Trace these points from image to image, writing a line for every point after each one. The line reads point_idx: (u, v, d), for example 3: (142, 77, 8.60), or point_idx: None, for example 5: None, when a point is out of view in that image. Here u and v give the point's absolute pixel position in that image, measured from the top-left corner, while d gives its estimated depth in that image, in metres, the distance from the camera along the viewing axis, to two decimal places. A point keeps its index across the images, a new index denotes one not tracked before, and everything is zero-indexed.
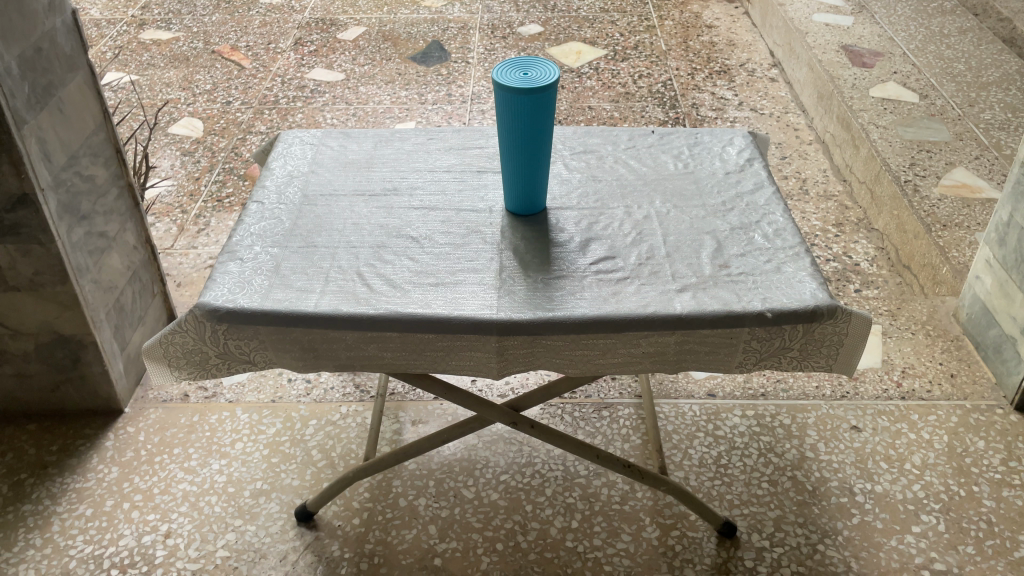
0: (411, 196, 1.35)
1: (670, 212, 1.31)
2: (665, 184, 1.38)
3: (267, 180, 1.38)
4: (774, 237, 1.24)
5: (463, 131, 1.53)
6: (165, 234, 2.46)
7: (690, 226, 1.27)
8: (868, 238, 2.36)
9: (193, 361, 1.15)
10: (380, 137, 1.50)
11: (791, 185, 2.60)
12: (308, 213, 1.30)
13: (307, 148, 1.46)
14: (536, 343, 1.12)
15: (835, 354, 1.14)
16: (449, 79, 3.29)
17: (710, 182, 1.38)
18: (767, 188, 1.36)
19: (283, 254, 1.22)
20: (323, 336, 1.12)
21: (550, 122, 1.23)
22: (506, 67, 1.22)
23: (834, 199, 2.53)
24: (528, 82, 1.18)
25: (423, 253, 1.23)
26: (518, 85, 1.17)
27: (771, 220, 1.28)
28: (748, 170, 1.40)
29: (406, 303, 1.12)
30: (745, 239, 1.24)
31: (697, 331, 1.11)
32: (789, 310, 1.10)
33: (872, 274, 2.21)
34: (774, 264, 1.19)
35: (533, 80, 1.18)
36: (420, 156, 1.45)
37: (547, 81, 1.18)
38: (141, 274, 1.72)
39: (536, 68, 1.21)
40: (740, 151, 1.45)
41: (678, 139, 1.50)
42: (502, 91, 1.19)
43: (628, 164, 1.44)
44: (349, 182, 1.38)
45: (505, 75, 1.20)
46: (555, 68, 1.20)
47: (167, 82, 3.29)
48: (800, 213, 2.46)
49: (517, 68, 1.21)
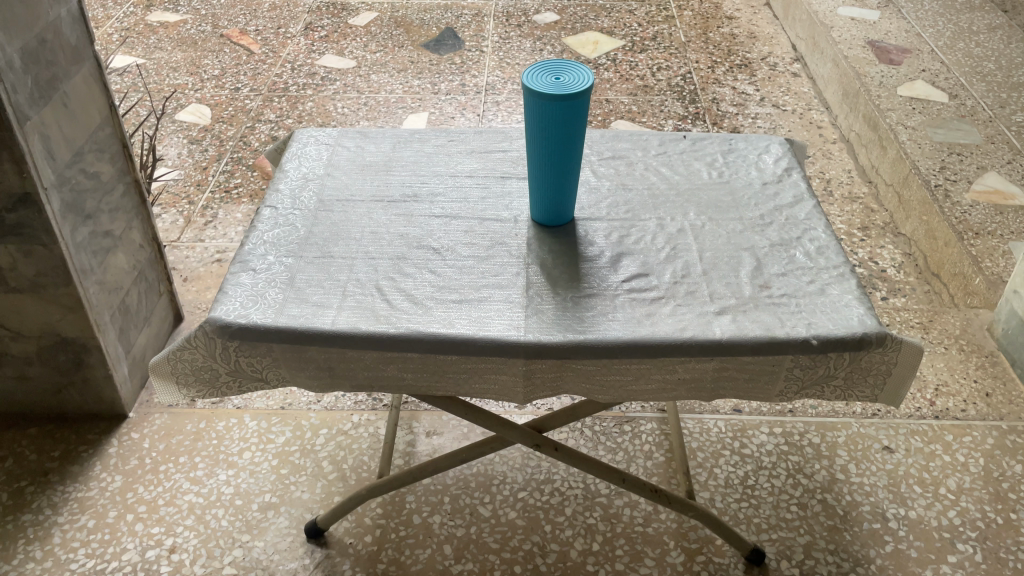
0: (433, 203, 1.28)
1: (706, 225, 1.24)
2: (699, 194, 1.31)
3: (280, 184, 1.31)
4: (817, 256, 1.18)
5: (486, 133, 1.46)
6: (171, 225, 2.40)
7: (728, 242, 1.21)
8: (895, 243, 2.29)
9: (203, 379, 1.09)
10: (398, 139, 1.44)
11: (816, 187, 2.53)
12: (324, 220, 1.24)
13: (323, 149, 1.40)
14: (566, 367, 1.05)
15: (882, 384, 1.08)
16: (463, 69, 3.21)
17: (746, 193, 1.31)
18: (808, 201, 1.29)
19: (298, 265, 1.15)
20: (340, 355, 1.06)
21: (582, 130, 1.16)
22: (537, 71, 1.15)
23: (859, 202, 2.46)
24: (559, 88, 1.11)
25: (446, 266, 1.16)
26: (548, 91, 1.10)
27: (813, 237, 1.21)
28: (786, 180, 1.33)
29: (429, 322, 1.06)
30: (785, 257, 1.18)
31: (737, 358, 1.05)
32: (835, 337, 1.04)
33: (899, 281, 2.15)
34: (817, 285, 1.13)
35: (565, 87, 1.11)
36: (441, 159, 1.39)
37: (581, 87, 1.10)
38: (147, 273, 1.66)
39: (569, 72, 1.14)
40: (777, 161, 1.38)
41: (711, 145, 1.43)
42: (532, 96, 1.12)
43: (660, 172, 1.37)
44: (367, 187, 1.32)
45: (536, 79, 1.13)
46: (589, 74, 1.13)
47: (174, 67, 3.21)
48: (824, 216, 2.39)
49: (548, 72, 1.14)
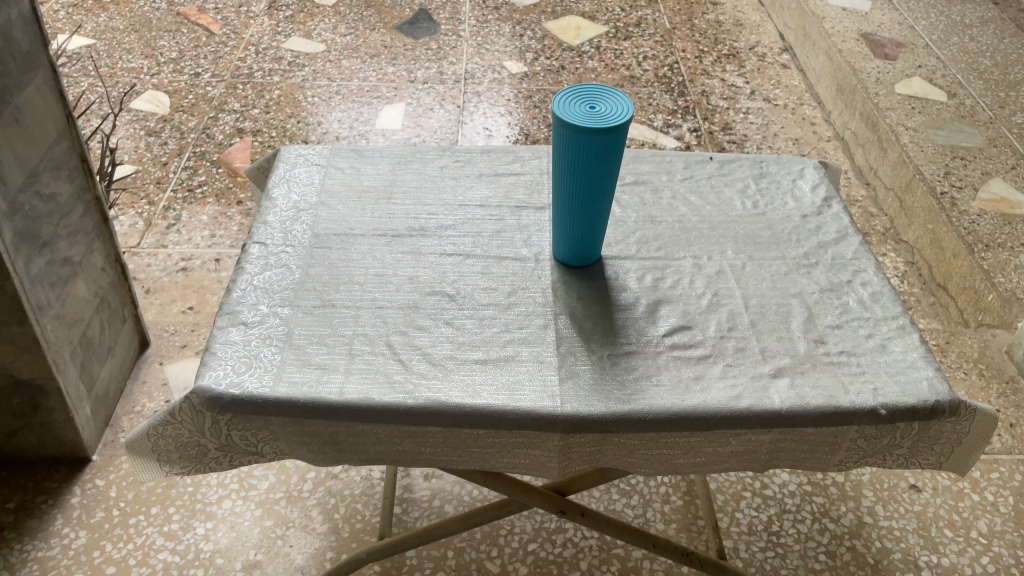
0: (443, 239, 1.15)
1: (747, 265, 1.12)
2: (735, 227, 1.19)
3: (269, 215, 1.16)
4: (873, 304, 1.07)
5: (495, 153, 1.32)
6: (130, 229, 2.22)
7: (773, 286, 1.09)
8: (897, 250, 2.22)
9: (187, 456, 0.94)
10: (398, 159, 1.29)
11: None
12: (322, 260, 1.10)
13: (314, 172, 1.25)
14: (607, 441, 0.93)
15: (948, 453, 0.98)
16: (440, 55, 3.04)
17: (786, 226, 1.19)
18: (853, 236, 1.18)
19: (296, 317, 1.01)
20: (350, 429, 0.92)
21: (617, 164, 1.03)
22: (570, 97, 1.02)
23: (858, 206, 2.38)
24: (595, 118, 0.98)
25: (464, 316, 1.03)
26: (582, 122, 0.97)
27: (865, 280, 1.11)
28: (827, 210, 1.22)
29: (451, 390, 0.93)
30: (838, 304, 1.07)
31: (797, 430, 0.94)
32: (904, 406, 0.94)
33: (904, 293, 2.08)
34: (877, 340, 1.02)
35: (601, 117, 0.98)
36: (447, 184, 1.25)
37: (618, 120, 0.97)
38: (111, 299, 1.50)
39: (605, 100, 1.01)
40: (815, 187, 1.27)
41: (741, 168, 1.31)
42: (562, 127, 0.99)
43: (689, 199, 1.24)
44: (368, 218, 1.17)
45: (568, 107, 1.00)
46: (629, 103, 1.00)
47: (128, 48, 2.99)
48: None
49: (583, 99, 1.01)
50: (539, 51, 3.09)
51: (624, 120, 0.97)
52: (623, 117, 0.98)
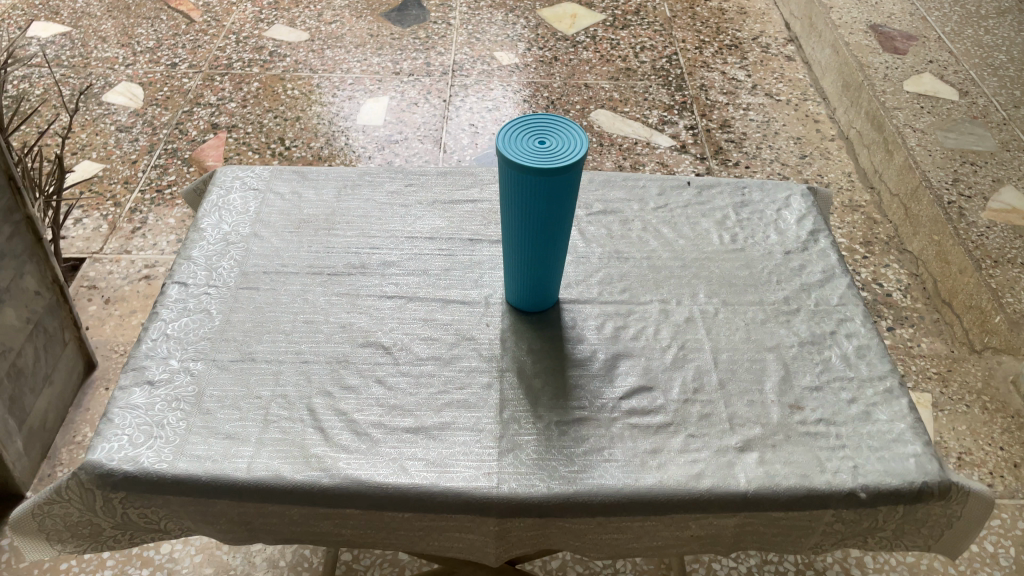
0: (384, 278, 1.04)
1: (720, 313, 1.01)
2: (709, 266, 1.08)
3: (194, 249, 1.06)
4: (858, 361, 0.96)
5: (452, 176, 1.21)
6: (93, 233, 2.11)
7: (747, 339, 0.98)
8: (900, 261, 2.09)
9: (82, 534, 0.85)
10: (344, 183, 1.18)
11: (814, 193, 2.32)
12: (247, 304, 0.99)
13: (250, 198, 1.14)
14: (550, 525, 0.83)
15: (937, 536, 0.87)
16: (428, 44, 2.91)
17: (766, 265, 1.08)
18: (840, 278, 1.07)
19: (210, 374, 0.91)
20: (259, 509, 0.82)
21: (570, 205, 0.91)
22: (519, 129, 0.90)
23: (861, 213, 2.25)
24: (543, 156, 0.86)
25: (398, 373, 0.92)
26: (528, 161, 0.85)
27: (850, 332, 0.99)
28: (813, 247, 1.11)
29: (374, 466, 0.82)
30: (819, 361, 0.96)
31: (765, 514, 0.83)
32: (886, 489, 0.83)
33: (906, 309, 1.96)
34: (860, 406, 0.91)
35: (550, 155, 0.86)
36: (395, 213, 1.14)
37: (569, 159, 0.86)
38: (47, 324, 1.40)
39: (557, 133, 0.89)
40: (801, 219, 1.16)
41: (721, 195, 1.19)
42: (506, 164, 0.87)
43: (661, 232, 1.13)
44: (303, 253, 1.07)
45: (515, 141, 0.88)
46: (584, 138, 0.88)
47: (103, 36, 2.87)
48: None
49: (533, 131, 0.89)
50: (532, 40, 2.95)
51: (576, 159, 0.86)
52: (575, 156, 0.86)
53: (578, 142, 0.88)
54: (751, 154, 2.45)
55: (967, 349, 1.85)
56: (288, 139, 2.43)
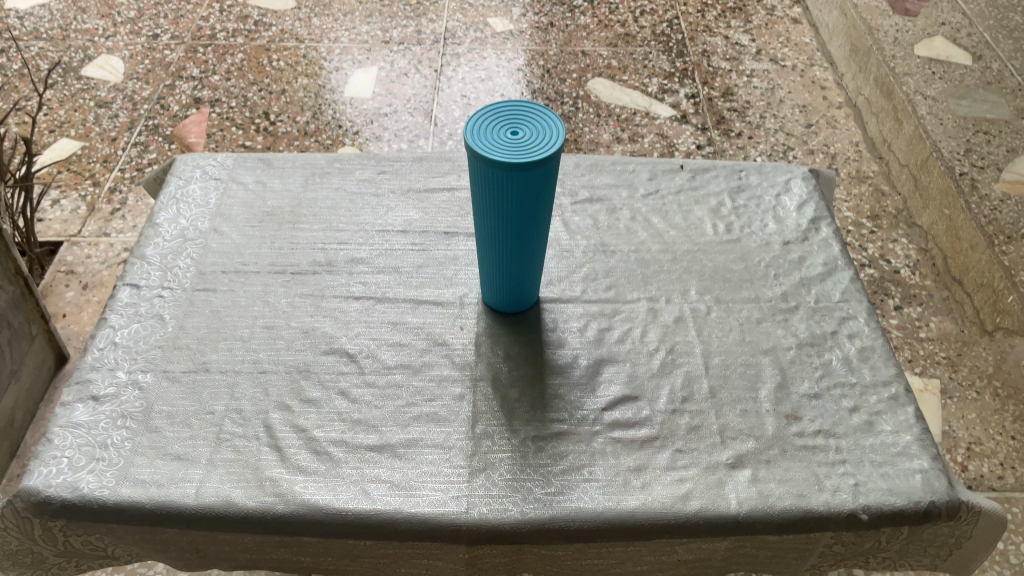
0: (351, 276, 0.97)
1: (712, 312, 0.94)
2: (702, 259, 1.00)
3: (148, 247, 0.99)
4: (861, 365, 0.89)
5: (428, 162, 1.13)
6: (71, 215, 2.04)
7: (741, 340, 0.91)
8: (908, 236, 2.03)
9: (24, 561, 0.79)
10: (312, 172, 1.11)
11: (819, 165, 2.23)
12: (203, 308, 0.92)
13: (211, 190, 1.07)
14: (524, 551, 0.77)
15: (944, 556, 0.81)
16: (419, 12, 2.81)
17: (763, 258, 1.01)
18: (843, 272, 0.99)
19: (160, 387, 0.84)
20: (209, 537, 0.76)
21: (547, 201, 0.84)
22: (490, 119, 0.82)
23: (868, 186, 2.17)
24: (515, 149, 0.78)
25: (364, 383, 0.86)
26: (498, 155, 0.78)
27: (853, 331, 0.92)
28: (814, 237, 1.03)
29: (333, 489, 0.76)
30: (819, 365, 0.89)
31: (758, 538, 0.76)
32: (891, 509, 0.76)
33: (915, 285, 1.89)
34: (863, 416, 0.84)
35: (522, 148, 0.78)
36: (365, 204, 1.06)
37: (543, 153, 0.78)
38: (12, 318, 1.33)
39: (531, 124, 0.81)
40: (801, 206, 1.08)
41: (716, 180, 1.11)
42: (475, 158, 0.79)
43: (651, 221, 1.05)
44: (265, 250, 0.99)
45: (485, 133, 0.80)
46: (560, 129, 0.81)
47: (84, 7, 2.77)
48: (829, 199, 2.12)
49: (505, 122, 0.81)
50: (528, 6, 2.84)
51: (551, 153, 0.78)
52: (549, 149, 0.78)
53: (553, 133, 0.80)
54: (755, 123, 2.35)
55: (977, 329, 1.79)
56: (273, 112, 2.34)
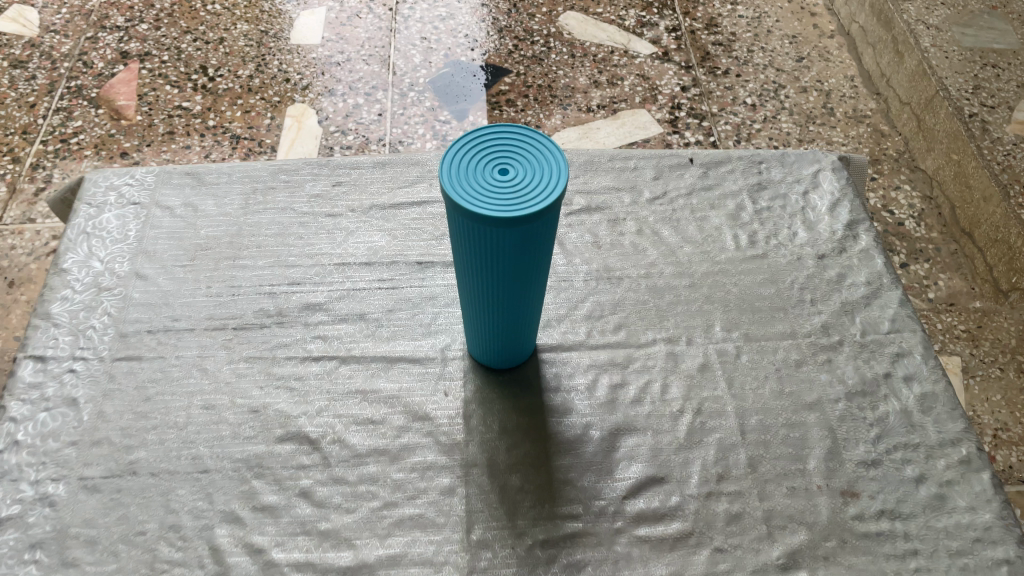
0: (307, 329, 0.80)
1: (743, 355, 0.79)
2: (725, 284, 0.85)
3: (54, 303, 0.80)
4: (923, 419, 0.75)
5: (392, 166, 0.94)
6: None
7: (781, 392, 0.76)
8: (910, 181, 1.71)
9: None
10: (252, 187, 0.92)
11: (810, 106, 1.82)
12: (127, 386, 0.75)
13: (130, 219, 0.88)
14: None
15: None
16: None
17: (796, 279, 0.85)
18: (890, 292, 0.84)
19: (78, 503, 0.68)
20: None
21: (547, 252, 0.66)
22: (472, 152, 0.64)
23: (820, 138, 1.74)
24: (505, 196, 0.61)
25: (331, 479, 0.70)
26: (482, 207, 0.60)
27: (909, 373, 0.78)
28: (853, 247, 0.88)
29: None
30: (874, 421, 0.75)
31: None
32: None
33: (922, 240, 1.60)
34: (931, 489, 0.71)
35: (512, 193, 0.61)
36: (319, 228, 0.88)
37: (540, 201, 0.60)
38: None
39: (524, 158, 0.63)
40: (834, 206, 0.92)
41: (733, 176, 0.95)
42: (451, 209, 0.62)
43: (661, 235, 0.89)
44: (199, 297, 0.82)
45: (463, 173, 0.63)
46: (561, 165, 0.63)
47: None
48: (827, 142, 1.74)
49: (490, 156, 0.64)
50: None
51: (548, 202, 0.60)
52: (547, 194, 0.61)
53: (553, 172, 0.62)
54: (740, 58, 1.90)
55: (991, 290, 1.52)
56: (211, 64, 1.75)
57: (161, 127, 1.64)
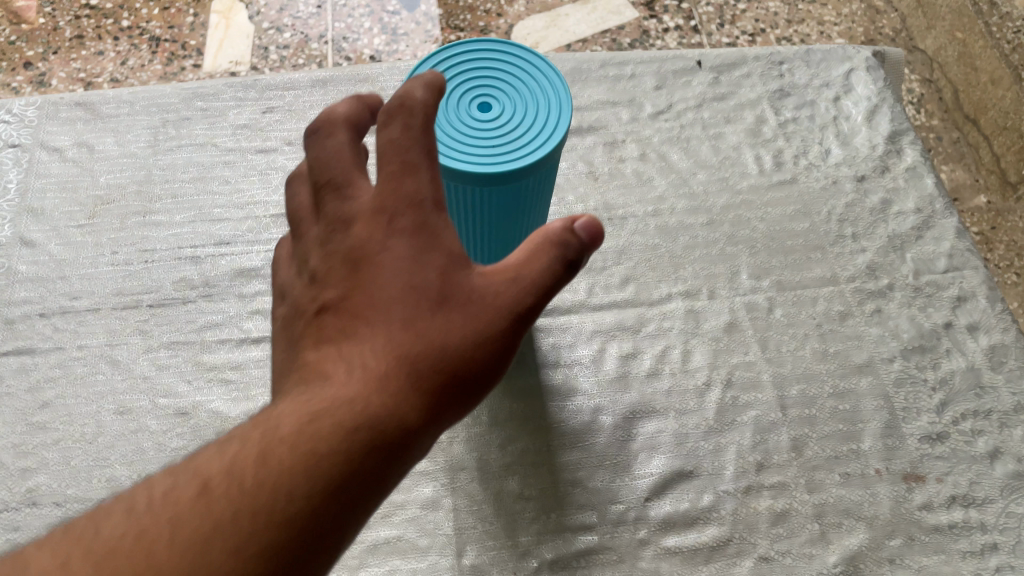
0: (243, 301, 0.64)
1: (777, 309, 0.65)
2: (749, 219, 0.70)
3: None
4: (994, 379, 0.62)
5: (335, 85, 0.77)
6: None
7: (825, 354, 0.63)
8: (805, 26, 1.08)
9: None
10: (162, 119, 0.74)
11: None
12: (19, 389, 0.60)
13: (11, 170, 0.71)
14: None
15: None
16: None
17: (833, 209, 0.71)
18: (945, 220, 0.70)
19: None
20: None
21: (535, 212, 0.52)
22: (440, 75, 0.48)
23: (812, 19, 1.03)
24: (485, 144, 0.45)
25: None
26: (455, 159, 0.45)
27: (974, 321, 0.65)
28: (896, 166, 0.73)
29: None
30: (937, 384, 0.62)
31: None
32: None
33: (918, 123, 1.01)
34: (1010, 466, 0.59)
35: (496, 141, 0.45)
36: (250, 168, 0.71)
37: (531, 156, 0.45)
38: None
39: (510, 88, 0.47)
40: (872, 115, 0.77)
41: (749, 81, 0.79)
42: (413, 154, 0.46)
43: (668, 161, 0.73)
44: (103, 267, 0.66)
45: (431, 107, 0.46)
46: (560, 101, 0.47)
47: None
48: None
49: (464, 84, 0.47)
50: None
51: (545, 155, 0.45)
52: (543, 144, 0.45)
53: (550, 110, 0.46)
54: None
55: (997, 182, 0.98)
56: None
57: (66, 31, 0.97)
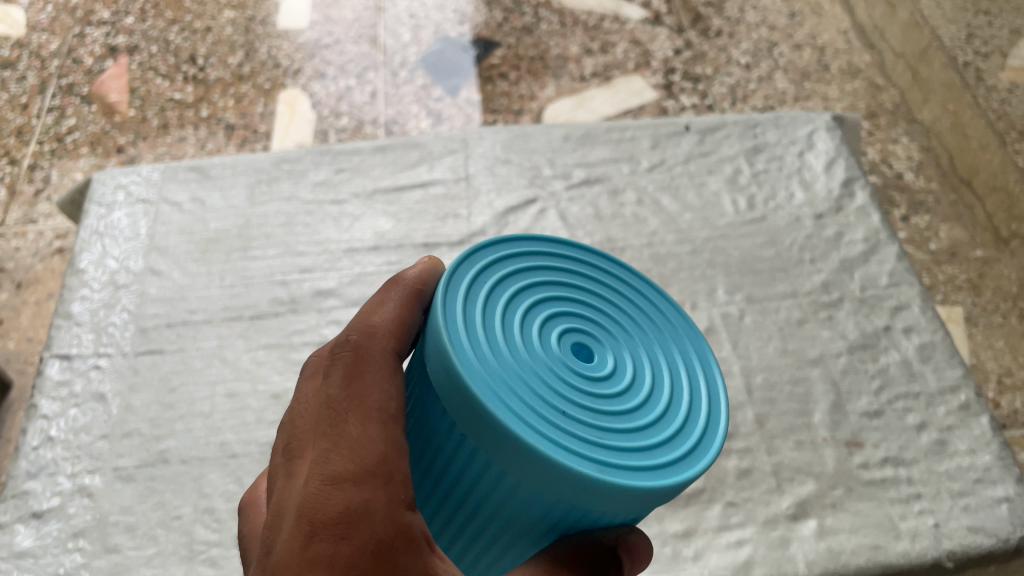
0: (322, 315, 0.83)
1: (746, 316, 0.81)
2: (726, 248, 0.87)
3: (75, 305, 0.83)
4: (923, 368, 0.77)
5: (393, 150, 0.96)
6: None
7: (785, 350, 0.79)
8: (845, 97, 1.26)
9: None
10: (257, 179, 0.94)
11: (805, 63, 1.29)
12: (150, 378, 0.78)
13: (141, 218, 0.91)
14: None
15: None
16: None
17: (793, 240, 0.87)
18: (888, 247, 0.86)
19: (113, 491, 0.71)
20: None
21: None
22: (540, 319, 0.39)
23: (816, 95, 1.25)
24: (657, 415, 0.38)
25: None
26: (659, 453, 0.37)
27: (908, 324, 0.80)
28: (849, 206, 0.90)
29: None
30: (875, 372, 0.77)
31: None
32: (979, 555, 0.66)
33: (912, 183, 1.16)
34: (933, 433, 0.73)
35: (607, 406, 0.37)
36: (325, 215, 0.91)
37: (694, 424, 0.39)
38: None
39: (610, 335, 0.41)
40: (830, 165, 0.94)
41: (728, 140, 0.96)
42: (455, 431, 0.38)
43: (659, 204, 0.91)
44: (215, 289, 0.85)
45: (536, 343, 0.38)
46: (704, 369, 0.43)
47: None
48: (759, 18, 1.36)
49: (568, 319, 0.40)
50: None
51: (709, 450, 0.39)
52: (693, 462, 0.38)
53: (687, 434, 0.39)
54: (734, 17, 1.36)
55: (991, 238, 1.10)
56: (201, 54, 1.31)
57: (154, 121, 1.23)
